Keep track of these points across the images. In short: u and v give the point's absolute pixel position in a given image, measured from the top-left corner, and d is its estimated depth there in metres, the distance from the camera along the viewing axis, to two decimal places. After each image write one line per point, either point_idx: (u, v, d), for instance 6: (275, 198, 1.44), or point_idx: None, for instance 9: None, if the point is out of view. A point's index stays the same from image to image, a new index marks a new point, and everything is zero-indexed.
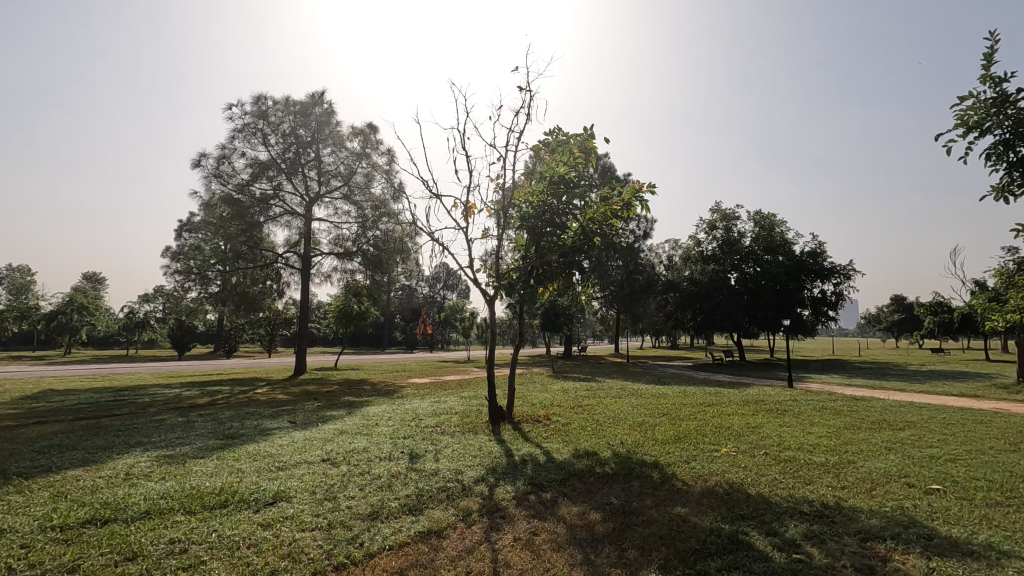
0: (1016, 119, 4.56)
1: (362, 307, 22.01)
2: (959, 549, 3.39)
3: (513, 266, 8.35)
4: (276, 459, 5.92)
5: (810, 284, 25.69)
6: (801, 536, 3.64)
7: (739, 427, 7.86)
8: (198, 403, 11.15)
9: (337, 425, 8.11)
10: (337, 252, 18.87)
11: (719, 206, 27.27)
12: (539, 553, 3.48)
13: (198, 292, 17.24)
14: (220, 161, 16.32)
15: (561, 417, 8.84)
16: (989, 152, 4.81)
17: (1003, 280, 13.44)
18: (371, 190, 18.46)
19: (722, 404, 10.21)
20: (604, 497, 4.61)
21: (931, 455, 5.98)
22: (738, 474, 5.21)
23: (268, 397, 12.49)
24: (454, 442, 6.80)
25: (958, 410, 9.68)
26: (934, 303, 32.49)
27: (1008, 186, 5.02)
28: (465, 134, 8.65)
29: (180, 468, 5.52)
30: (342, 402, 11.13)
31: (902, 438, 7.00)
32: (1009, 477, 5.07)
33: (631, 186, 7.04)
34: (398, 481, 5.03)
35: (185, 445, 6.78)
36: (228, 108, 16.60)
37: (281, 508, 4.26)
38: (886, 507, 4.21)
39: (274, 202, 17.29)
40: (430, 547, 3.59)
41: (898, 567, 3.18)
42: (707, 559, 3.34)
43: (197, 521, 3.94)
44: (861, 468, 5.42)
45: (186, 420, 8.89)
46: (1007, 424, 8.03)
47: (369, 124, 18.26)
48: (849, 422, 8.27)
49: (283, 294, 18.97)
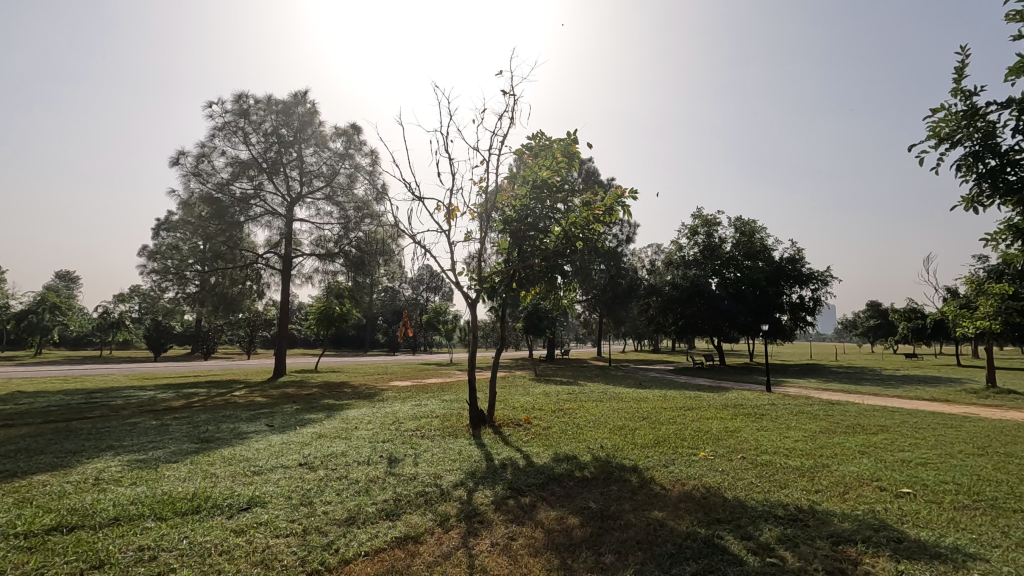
0: (985, 132, 4.70)
1: (344, 308, 21.83)
2: (927, 552, 3.47)
3: (495, 269, 8.28)
4: (252, 463, 5.81)
5: (790, 289, 26.10)
6: (775, 540, 3.69)
7: (718, 431, 7.92)
8: (172, 406, 10.87)
9: (315, 429, 7.98)
10: (318, 253, 18.69)
11: (701, 212, 27.59)
12: (516, 559, 3.48)
13: (176, 292, 16.95)
14: (199, 160, 16.06)
15: (541, 421, 8.83)
16: (960, 164, 4.95)
17: (974, 287, 13.75)
18: (354, 191, 18.32)
19: (701, 408, 10.31)
20: (583, 501, 4.62)
21: (903, 459, 6.09)
22: (714, 478, 5.26)
23: (245, 399, 12.31)
24: (433, 446, 6.77)
25: (930, 414, 9.90)
26: (908, 310, 33.21)
27: (978, 198, 5.17)
28: (448, 137, 8.58)
29: (152, 473, 5.40)
30: (321, 406, 10.97)
31: (875, 442, 7.13)
32: (976, 481, 5.18)
33: (613, 192, 7.08)
34: (376, 486, 4.97)
35: (158, 449, 6.63)
36: (209, 107, 16.35)
37: (256, 514, 4.19)
38: (858, 510, 4.29)
39: (254, 201, 17.06)
40: (407, 553, 3.56)
41: (868, 569, 3.24)
42: (683, 563, 3.38)
43: (168, 528, 3.86)
44: (834, 472, 5.51)
45: (160, 423, 8.68)
46: (977, 428, 8.25)
47: (353, 125, 18.15)
48: (825, 426, 8.40)
49: (263, 295, 18.74)
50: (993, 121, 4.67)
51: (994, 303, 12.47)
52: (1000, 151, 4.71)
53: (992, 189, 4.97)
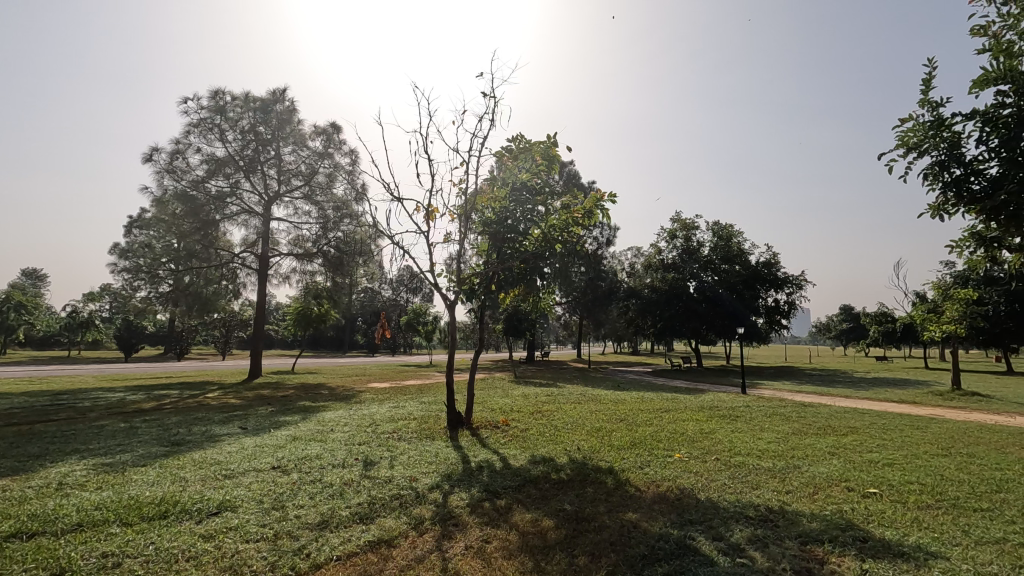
0: (951, 142, 4.85)
1: (322, 309, 21.63)
2: (891, 551, 3.56)
3: (475, 271, 8.19)
4: (224, 466, 5.71)
5: (765, 292, 26.59)
6: (745, 541, 3.74)
7: (694, 432, 8.05)
8: (143, 408, 10.66)
9: (290, 431, 7.89)
10: (296, 253, 18.44)
11: (679, 216, 27.93)
12: (489, 561, 3.48)
13: (148, 292, 16.57)
14: (174, 156, 15.72)
15: (519, 423, 8.87)
16: (927, 172, 5.10)
17: (940, 292, 14.16)
18: (334, 190, 18.11)
19: (677, 409, 10.49)
20: (559, 503, 4.63)
21: (871, 460, 6.27)
22: (688, 479, 5.35)
23: (220, 401, 12.10)
24: (410, 448, 6.75)
25: (896, 416, 10.22)
26: (879, 313, 34.12)
27: (944, 206, 5.34)
28: (428, 138, 8.45)
29: (119, 477, 5.26)
30: (297, 407, 10.85)
31: (845, 443, 7.33)
32: (940, 480, 5.34)
33: (592, 195, 7.08)
34: (350, 489, 4.92)
35: (126, 452, 6.47)
36: (184, 102, 16.01)
37: (225, 518, 4.11)
38: (826, 510, 4.38)
39: (230, 199, 16.80)
40: (380, 557, 3.54)
41: (834, 568, 3.32)
42: (655, 564, 3.41)
43: (133, 533, 3.76)
44: (805, 472, 5.63)
45: (129, 425, 8.48)
46: (940, 429, 8.55)
47: (333, 123, 17.96)
48: (797, 428, 8.60)
49: (239, 294, 18.42)
50: (958, 131, 4.82)
51: (960, 307, 12.88)
52: (964, 161, 4.86)
53: (956, 197, 5.15)
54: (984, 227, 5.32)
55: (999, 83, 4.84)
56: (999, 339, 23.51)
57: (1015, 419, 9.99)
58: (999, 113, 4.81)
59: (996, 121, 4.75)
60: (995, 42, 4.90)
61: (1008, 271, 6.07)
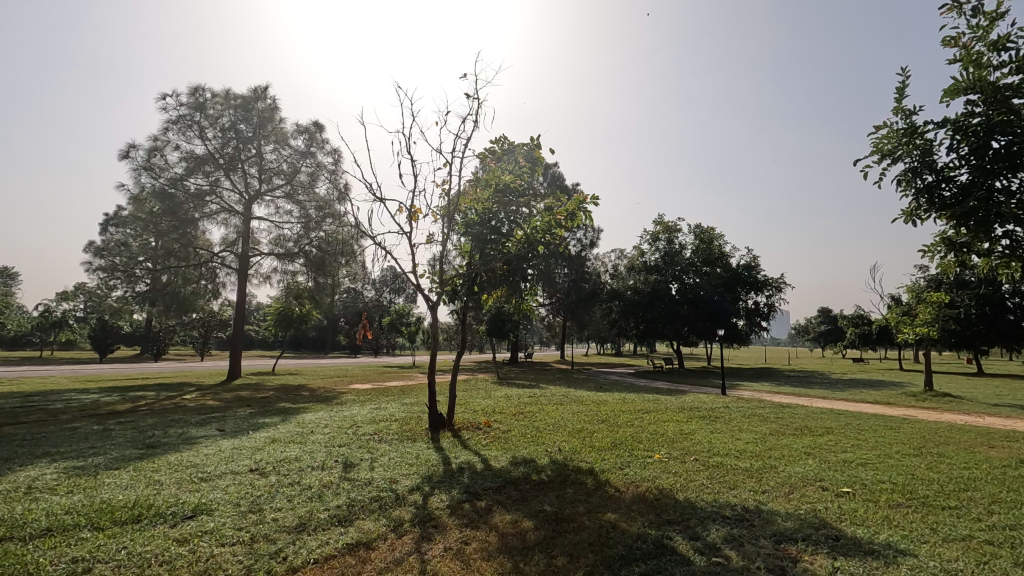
0: (923, 150, 4.99)
1: (303, 311, 21.43)
2: (862, 549, 3.63)
3: (457, 272, 8.17)
4: (200, 470, 5.61)
5: (745, 295, 26.97)
6: (721, 540, 3.80)
7: (674, 434, 8.10)
8: (117, 410, 10.41)
9: (269, 433, 7.79)
10: (277, 252, 18.24)
11: (662, 218, 28.18)
12: (468, 563, 3.48)
13: (124, 291, 16.25)
14: (151, 153, 15.48)
15: (501, 424, 8.85)
16: (900, 179, 5.24)
17: (914, 295, 14.50)
18: (316, 190, 17.91)
19: (658, 411, 10.56)
20: (539, 505, 4.65)
21: (846, 460, 6.39)
22: (667, 479, 5.41)
23: (198, 402, 11.94)
24: (391, 450, 6.69)
25: (870, 416, 10.44)
26: (856, 316, 34.93)
27: (916, 211, 5.49)
28: (411, 138, 8.42)
29: (90, 481, 5.14)
30: (276, 409, 10.68)
31: (821, 444, 7.45)
32: (912, 480, 5.45)
33: (575, 197, 7.13)
34: (329, 492, 4.88)
35: (98, 456, 6.32)
36: (163, 98, 15.76)
37: (201, 522, 4.05)
38: (800, 510, 4.45)
39: (210, 198, 16.57)
40: (358, 560, 3.51)
41: (806, 567, 3.37)
42: (632, 564, 3.44)
43: (105, 538, 3.69)
44: (781, 472, 5.72)
45: (102, 428, 8.29)
46: (913, 430, 8.74)
47: (315, 123, 17.80)
48: (775, 428, 8.72)
49: (218, 295, 18.14)
50: (929, 139, 4.96)
51: (932, 310, 13.23)
52: (936, 168, 5.00)
53: (929, 203, 5.29)
54: (954, 232, 5.47)
55: (968, 93, 5.00)
56: (969, 342, 24.22)
57: (984, 420, 10.24)
58: (969, 122, 4.96)
59: (965, 129, 4.89)
60: (965, 53, 5.05)
61: (975, 275, 6.26)
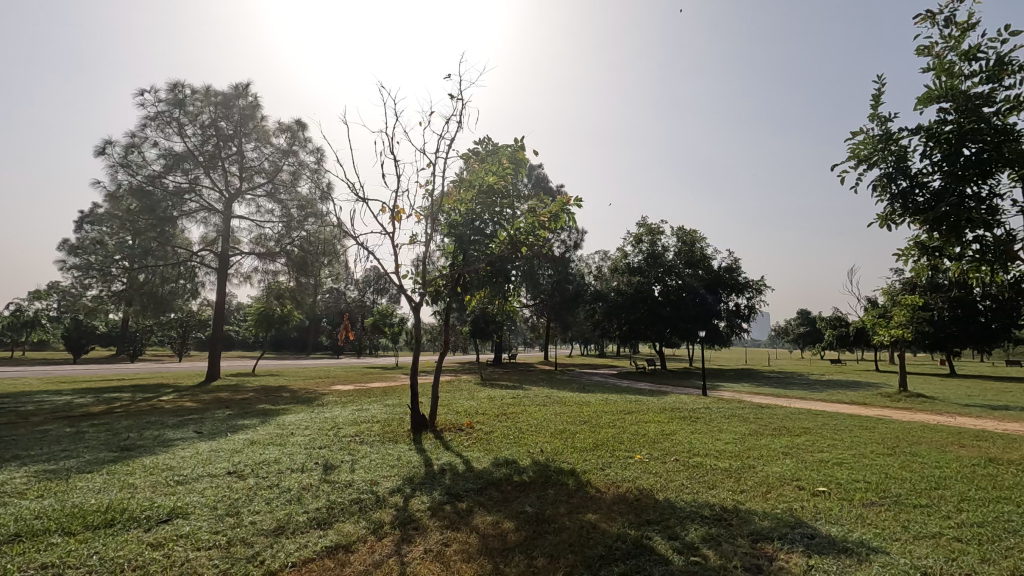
0: (898, 156, 5.13)
1: (284, 311, 21.18)
2: (836, 547, 3.70)
3: (440, 273, 8.15)
4: (176, 473, 5.51)
5: (726, 297, 27.33)
6: (699, 539, 3.84)
7: (655, 434, 8.16)
8: (91, 412, 10.17)
9: (248, 435, 7.68)
10: (258, 252, 18.00)
11: (645, 221, 28.36)
12: (448, 565, 3.47)
13: (99, 290, 15.90)
14: (129, 150, 15.24)
15: (483, 425, 8.84)
16: (876, 184, 5.38)
17: (889, 297, 14.79)
18: (298, 189, 17.69)
19: (639, 412, 10.61)
20: (520, 505, 4.66)
21: (822, 459, 6.50)
22: (648, 480, 5.45)
23: (175, 404, 11.70)
24: (372, 452, 6.64)
25: (845, 416, 10.64)
26: (834, 319, 35.54)
27: (891, 217, 5.64)
28: (394, 138, 8.33)
29: (62, 485, 5.01)
30: (256, 411, 10.52)
31: (798, 444, 7.57)
32: (885, 479, 5.59)
33: (558, 199, 7.16)
34: (309, 494, 4.83)
35: (70, 459, 6.17)
36: (141, 95, 15.49)
37: (176, 526, 3.99)
38: (777, 509, 4.52)
39: (189, 196, 16.32)
40: (337, 562, 3.48)
41: (782, 566, 3.42)
42: (612, 564, 3.47)
43: (76, 543, 3.61)
44: (759, 472, 5.81)
45: (76, 430, 8.09)
46: (887, 430, 8.92)
47: (298, 121, 17.62)
48: (754, 429, 8.82)
49: (197, 295, 17.83)
50: (904, 145, 5.10)
51: (906, 313, 13.55)
52: (910, 174, 5.14)
53: (903, 209, 5.45)
54: (927, 237, 5.63)
55: (940, 101, 5.15)
56: (943, 344, 24.75)
57: (957, 420, 10.48)
58: (941, 130, 5.10)
59: (938, 137, 5.04)
60: (938, 62, 5.19)
61: (947, 279, 6.42)
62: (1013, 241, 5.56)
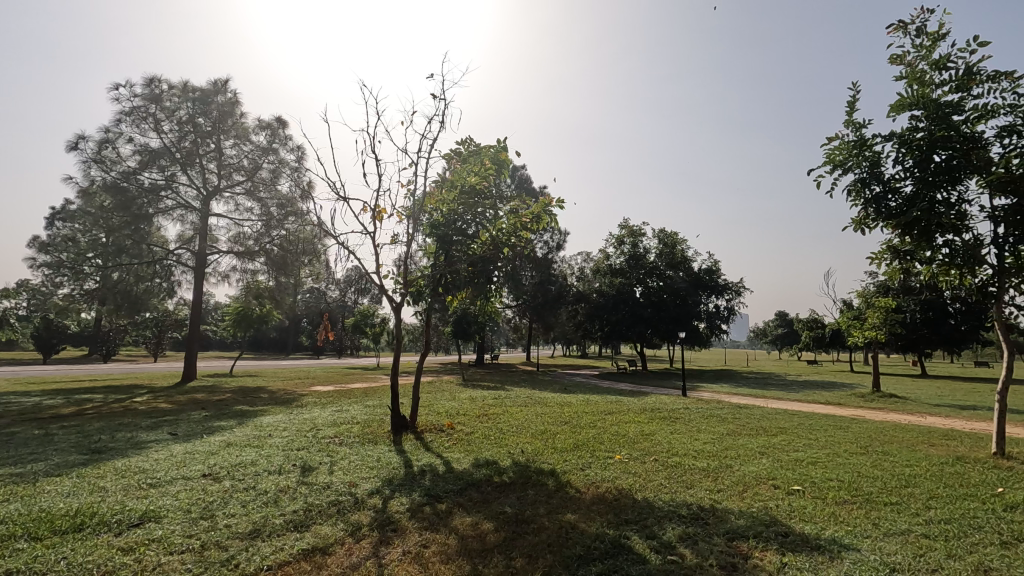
0: (871, 161, 5.30)
1: (263, 312, 20.89)
2: (808, 544, 3.78)
3: (422, 273, 8.13)
4: (149, 475, 5.40)
5: (706, 299, 27.66)
6: (677, 539, 3.88)
7: (634, 435, 8.22)
8: (62, 413, 9.92)
9: (224, 437, 7.55)
10: (236, 251, 17.67)
11: (627, 222, 28.49)
12: (427, 566, 3.46)
13: (71, 288, 15.50)
14: (103, 146, 14.91)
15: (464, 426, 8.83)
16: (850, 189, 5.55)
17: (864, 300, 15.08)
18: (278, 187, 17.46)
19: (620, 412, 10.69)
20: (500, 506, 4.68)
21: (798, 459, 6.62)
22: (627, 480, 5.49)
23: (149, 406, 11.46)
24: (351, 453, 6.58)
25: (819, 416, 10.87)
26: (810, 320, 36.22)
27: (865, 221, 5.82)
28: (375, 137, 8.23)
29: (29, 488, 4.89)
30: (233, 412, 10.33)
31: (775, 443, 7.71)
32: (857, 477, 5.71)
33: (541, 201, 7.17)
34: (286, 496, 4.77)
35: (38, 462, 6.00)
36: (115, 89, 15.17)
37: (149, 530, 3.91)
38: (753, 507, 4.61)
39: (165, 193, 15.98)
40: (313, 565, 3.46)
41: (756, 564, 3.48)
42: (590, 564, 3.49)
43: (43, 549, 3.52)
44: (736, 472, 5.89)
45: (45, 432, 7.87)
46: (861, 430, 9.10)
47: (278, 118, 17.40)
48: (732, 429, 8.94)
49: (173, 294, 17.49)
50: (877, 151, 5.27)
51: (879, 315, 13.86)
52: (883, 180, 5.31)
53: (876, 214, 5.62)
54: (900, 242, 5.81)
55: (912, 109, 5.32)
56: (914, 345, 25.33)
57: (927, 420, 10.73)
58: (913, 136, 5.28)
59: (910, 143, 5.20)
60: (911, 70, 5.35)
61: (918, 283, 6.60)
62: (980, 245, 5.75)
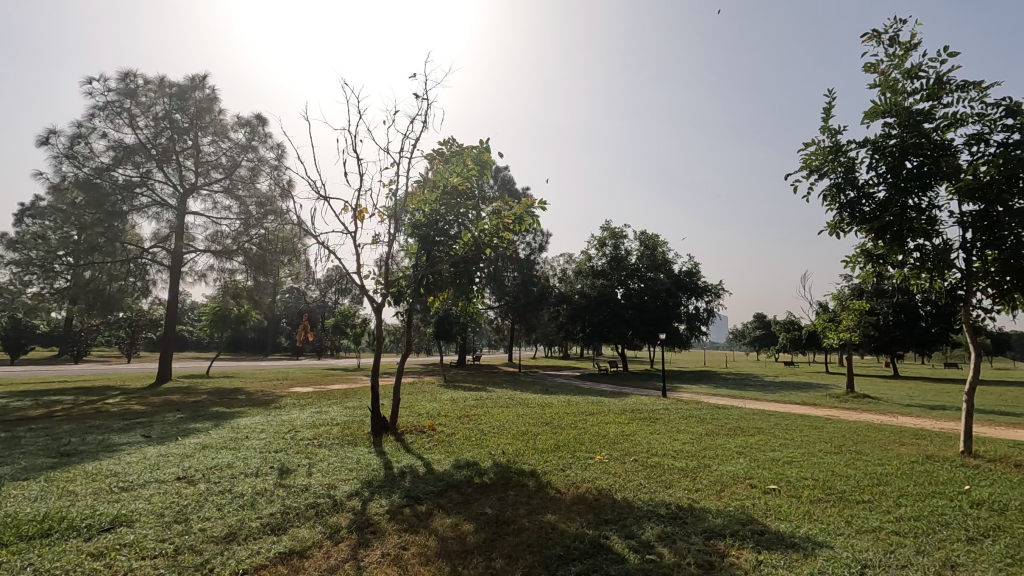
0: (846, 167, 5.42)
1: (241, 312, 20.59)
2: (783, 542, 3.84)
3: (403, 273, 8.08)
4: (121, 478, 5.28)
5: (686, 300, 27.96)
6: (655, 538, 3.92)
7: (614, 435, 8.28)
8: (30, 416, 9.65)
9: (200, 439, 7.41)
10: (213, 250, 17.39)
11: (609, 224, 28.65)
12: (406, 568, 3.44)
13: (41, 287, 15.10)
14: (75, 141, 14.55)
15: (445, 427, 8.80)
16: (826, 194, 5.66)
17: (839, 302, 15.36)
18: (257, 185, 17.22)
19: (601, 413, 10.76)
20: (480, 507, 4.67)
21: (774, 458, 6.73)
22: (607, 480, 5.53)
23: (122, 407, 11.21)
24: (330, 455, 6.52)
25: (795, 416, 11.09)
26: (787, 322, 36.87)
27: (840, 225, 5.94)
28: (356, 136, 8.15)
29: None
30: (210, 414, 10.17)
31: (752, 443, 7.83)
32: (830, 476, 5.83)
33: (523, 202, 7.18)
34: (263, 499, 4.70)
35: (5, 466, 5.83)
36: (89, 83, 14.82)
37: (120, 534, 3.82)
38: (729, 506, 4.67)
39: (140, 190, 15.64)
40: (290, 568, 3.42)
41: (733, 562, 3.52)
42: (569, 564, 3.50)
43: (8, 555, 3.41)
44: (713, 471, 5.96)
45: (12, 435, 7.63)
46: (835, 429, 9.30)
47: (257, 115, 17.16)
48: (710, 429, 9.06)
49: (148, 293, 17.15)
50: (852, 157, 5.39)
51: (854, 317, 14.16)
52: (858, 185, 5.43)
53: (851, 218, 5.75)
54: (873, 245, 5.94)
55: (886, 116, 5.45)
56: (887, 347, 25.93)
57: (899, 420, 10.99)
58: (887, 143, 5.41)
59: (884, 149, 5.33)
60: (885, 78, 5.47)
61: (891, 285, 6.75)
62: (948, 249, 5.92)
